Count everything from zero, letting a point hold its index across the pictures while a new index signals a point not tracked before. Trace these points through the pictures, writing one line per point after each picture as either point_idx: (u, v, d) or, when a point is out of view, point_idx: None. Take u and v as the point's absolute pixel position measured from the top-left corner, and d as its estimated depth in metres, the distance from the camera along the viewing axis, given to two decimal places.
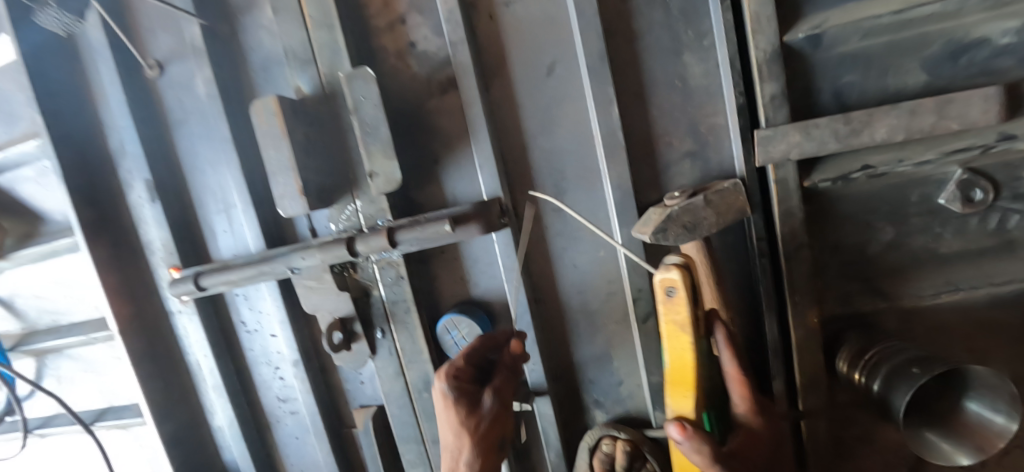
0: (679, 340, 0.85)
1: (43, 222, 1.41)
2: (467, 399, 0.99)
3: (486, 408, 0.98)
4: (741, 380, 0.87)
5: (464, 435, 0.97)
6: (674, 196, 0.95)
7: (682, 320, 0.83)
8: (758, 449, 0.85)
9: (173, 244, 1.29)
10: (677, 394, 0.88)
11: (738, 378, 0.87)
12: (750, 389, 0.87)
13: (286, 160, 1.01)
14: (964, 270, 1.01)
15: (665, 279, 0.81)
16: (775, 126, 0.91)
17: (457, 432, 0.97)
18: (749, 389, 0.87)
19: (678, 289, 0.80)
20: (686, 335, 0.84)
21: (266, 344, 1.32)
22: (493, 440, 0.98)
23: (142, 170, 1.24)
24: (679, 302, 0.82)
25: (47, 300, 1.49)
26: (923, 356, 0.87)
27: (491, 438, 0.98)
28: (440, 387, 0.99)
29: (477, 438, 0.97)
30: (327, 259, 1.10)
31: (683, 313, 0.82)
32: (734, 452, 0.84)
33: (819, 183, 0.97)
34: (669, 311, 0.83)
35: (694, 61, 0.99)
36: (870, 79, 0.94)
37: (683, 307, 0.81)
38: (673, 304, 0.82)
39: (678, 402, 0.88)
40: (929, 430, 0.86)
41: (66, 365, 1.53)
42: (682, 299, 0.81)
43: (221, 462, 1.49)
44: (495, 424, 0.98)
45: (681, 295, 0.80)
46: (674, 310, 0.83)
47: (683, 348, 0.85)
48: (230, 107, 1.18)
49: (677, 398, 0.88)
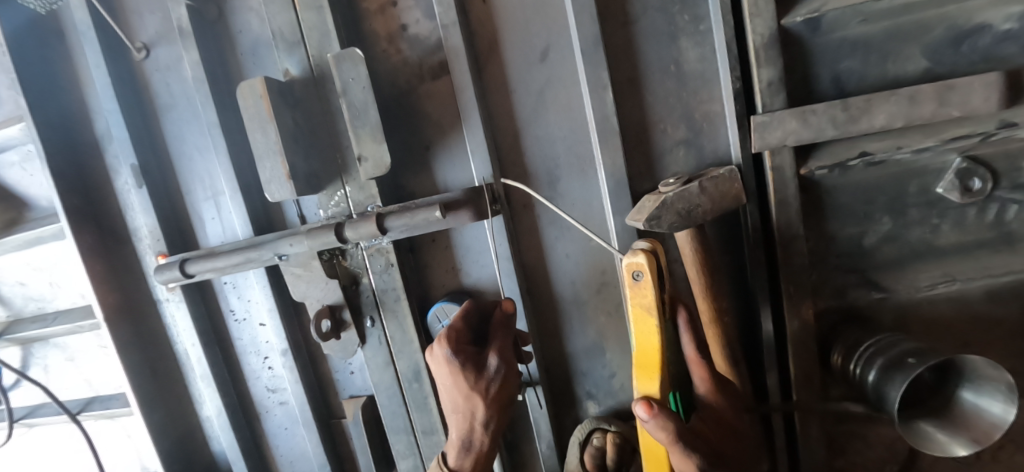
0: (645, 322, 0.85)
1: (29, 208, 1.40)
2: (473, 362, 0.95)
3: (493, 370, 0.94)
4: (701, 363, 0.87)
5: (475, 397, 0.93)
6: (668, 183, 0.93)
7: (648, 302, 0.83)
8: (717, 428, 0.85)
9: (160, 231, 1.27)
10: (644, 376, 0.85)
11: (698, 361, 0.88)
12: (710, 371, 0.87)
13: (274, 144, 1.00)
14: (964, 262, 0.99)
15: (632, 263, 0.84)
16: (771, 112, 0.90)
17: (468, 395, 0.93)
18: (708, 371, 0.86)
19: (644, 273, 0.82)
20: (652, 317, 0.84)
21: (255, 333, 1.31)
22: (504, 400, 0.95)
23: (128, 155, 1.22)
24: (645, 286, 0.83)
25: (33, 287, 1.47)
26: (918, 348, 0.86)
27: (503, 398, 0.94)
28: (443, 352, 0.94)
29: (489, 401, 0.93)
30: (315, 246, 1.08)
31: (649, 295, 0.83)
32: (698, 432, 0.82)
33: (816, 171, 0.95)
34: (637, 295, 0.84)
35: (690, 46, 0.98)
36: (870, 66, 0.92)
37: (650, 290, 0.82)
38: (638, 288, 0.84)
39: (643, 385, 0.85)
40: (924, 421, 0.85)
41: (53, 354, 1.51)
42: (648, 283, 0.82)
43: (209, 453, 1.47)
44: (504, 384, 0.94)
45: (647, 279, 0.82)
46: (641, 294, 0.84)
47: (649, 330, 0.85)
48: (218, 90, 1.17)
49: (643, 381, 0.85)
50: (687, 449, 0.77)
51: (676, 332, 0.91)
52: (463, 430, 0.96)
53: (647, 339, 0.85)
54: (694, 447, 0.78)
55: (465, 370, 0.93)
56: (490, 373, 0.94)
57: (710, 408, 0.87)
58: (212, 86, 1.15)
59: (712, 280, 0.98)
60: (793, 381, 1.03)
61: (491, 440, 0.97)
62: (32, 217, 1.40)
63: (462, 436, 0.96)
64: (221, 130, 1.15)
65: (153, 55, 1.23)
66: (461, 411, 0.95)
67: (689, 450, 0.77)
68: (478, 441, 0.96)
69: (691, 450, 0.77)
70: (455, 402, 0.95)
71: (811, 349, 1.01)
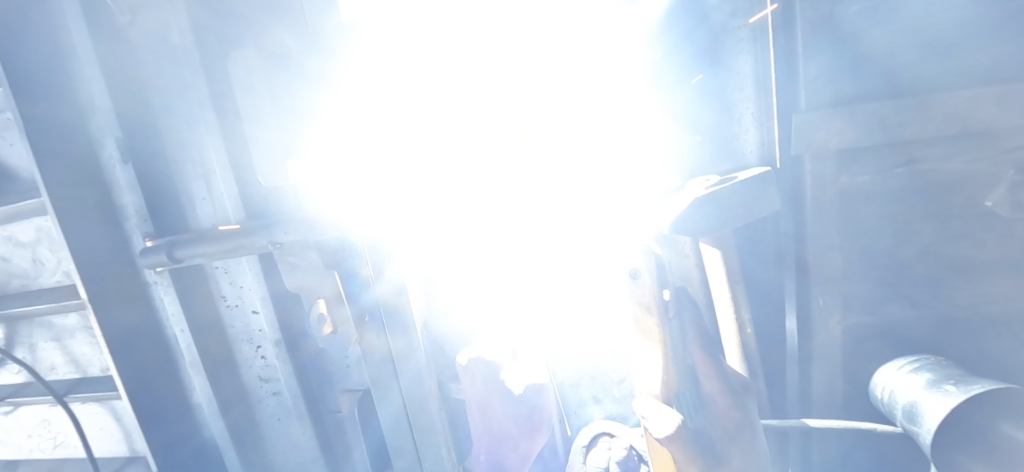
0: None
1: (10, 180, 1.33)
2: (512, 385, 0.94)
3: (529, 395, 0.93)
4: (704, 361, 0.84)
5: (507, 428, 0.95)
6: (697, 183, 0.85)
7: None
8: (727, 431, 0.80)
9: (146, 209, 1.19)
10: None
11: (702, 359, 0.84)
12: (714, 366, 0.84)
13: (269, 122, 0.93)
14: (1012, 280, 0.89)
15: None
16: (816, 109, 0.84)
17: (500, 422, 0.95)
18: (713, 369, 0.83)
19: None
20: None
21: (248, 321, 1.26)
22: (541, 425, 0.98)
23: (112, 127, 1.13)
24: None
25: (14, 263, 1.41)
26: (963, 372, 0.80)
27: (540, 425, 0.97)
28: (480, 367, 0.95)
29: (524, 429, 0.95)
30: (310, 235, 1.00)
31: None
32: (700, 431, 0.80)
33: (858, 177, 0.87)
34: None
35: (729, 31, 0.87)
36: (930, 59, 0.81)
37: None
38: None
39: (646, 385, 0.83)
40: (960, 452, 0.79)
41: (37, 333, 1.45)
42: None
43: (199, 440, 1.44)
44: (541, 413, 0.97)
45: None
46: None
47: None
48: (208, 60, 1.07)
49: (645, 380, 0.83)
50: (684, 449, 0.76)
51: (682, 330, 0.87)
52: (495, 453, 0.97)
53: (651, 339, 0.82)
54: None
55: (504, 395, 0.93)
56: (525, 400, 0.95)
57: (719, 411, 0.82)
58: (202, 56, 1.06)
59: (734, 287, 0.89)
60: (814, 396, 0.98)
61: (524, 465, 0.97)
62: (13, 190, 1.33)
63: (493, 459, 0.97)
64: (212, 104, 1.07)
65: (139, 18, 1.13)
66: (494, 434, 0.96)
67: (686, 451, 0.77)
68: (510, 465, 0.96)
69: (688, 451, 0.77)
70: (489, 424, 0.96)
71: (831, 363, 0.96)
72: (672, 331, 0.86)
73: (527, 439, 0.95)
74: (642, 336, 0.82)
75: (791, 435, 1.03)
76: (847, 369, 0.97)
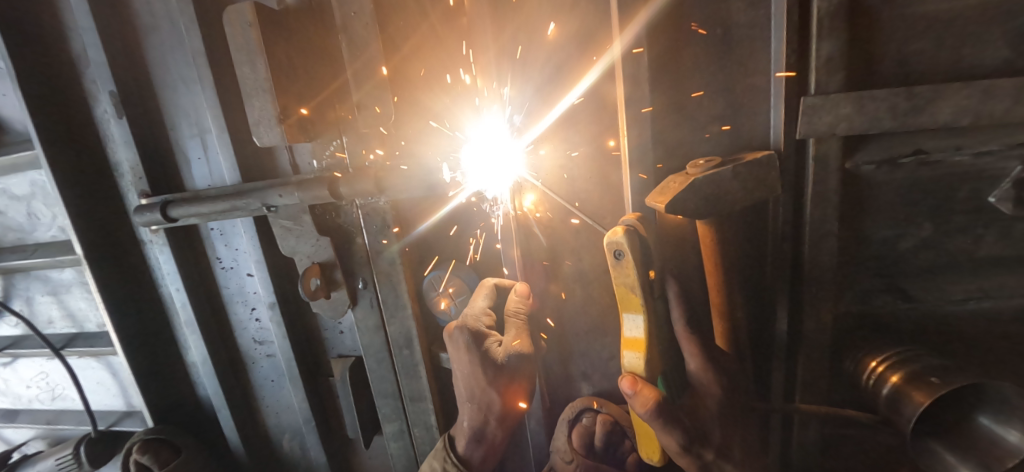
0: (630, 302, 0.83)
1: (4, 132, 1.31)
2: (492, 355, 0.97)
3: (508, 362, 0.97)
4: (689, 338, 0.85)
5: (490, 392, 0.98)
6: (698, 164, 0.84)
7: (631, 282, 0.81)
8: (708, 407, 0.82)
9: (143, 168, 1.18)
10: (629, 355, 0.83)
11: (687, 337, 0.86)
12: (700, 347, 0.85)
13: (263, 81, 0.90)
14: (1004, 277, 0.88)
15: (613, 242, 0.80)
16: (825, 94, 0.80)
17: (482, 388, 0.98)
18: (698, 346, 0.85)
19: (626, 252, 0.79)
20: (635, 295, 0.81)
21: (243, 283, 1.26)
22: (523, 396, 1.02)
23: (106, 82, 1.11)
24: (627, 266, 0.80)
25: (10, 216, 1.40)
26: (943, 365, 0.81)
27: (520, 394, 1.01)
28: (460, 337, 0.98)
29: (503, 396, 0.98)
30: (306, 199, 1.01)
31: (632, 274, 0.80)
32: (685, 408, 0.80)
33: (862, 165, 0.85)
34: (619, 275, 0.82)
35: (742, 6, 0.84)
36: (948, 46, 0.78)
37: (631, 270, 0.80)
38: (621, 268, 0.81)
39: (632, 363, 0.83)
40: (932, 439, 0.81)
41: (34, 287, 1.46)
42: (630, 262, 0.79)
43: (195, 397, 1.46)
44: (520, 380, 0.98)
45: (628, 258, 0.79)
46: (623, 273, 0.81)
47: (634, 309, 0.83)
48: (204, 14, 1.04)
49: (631, 358, 0.83)
50: (666, 424, 0.76)
51: (668, 308, 0.89)
52: (476, 421, 1.00)
53: (634, 319, 0.83)
54: (676, 422, 0.76)
55: (486, 365, 0.96)
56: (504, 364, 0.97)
57: (702, 388, 0.84)
58: (196, 7, 1.02)
59: (729, 270, 0.88)
60: (799, 382, 0.99)
61: (504, 431, 1.02)
62: (9, 142, 1.32)
63: (474, 424, 1.00)
64: (207, 61, 1.05)
65: None
66: (478, 401, 0.99)
67: (669, 427, 0.76)
68: (489, 433, 1.01)
69: (672, 426, 0.76)
70: (472, 391, 0.99)
71: (819, 350, 0.97)
72: (658, 308, 0.88)
73: (507, 409, 0.99)
74: (625, 317, 0.84)
75: (776, 419, 1.03)
76: (830, 356, 0.98)
